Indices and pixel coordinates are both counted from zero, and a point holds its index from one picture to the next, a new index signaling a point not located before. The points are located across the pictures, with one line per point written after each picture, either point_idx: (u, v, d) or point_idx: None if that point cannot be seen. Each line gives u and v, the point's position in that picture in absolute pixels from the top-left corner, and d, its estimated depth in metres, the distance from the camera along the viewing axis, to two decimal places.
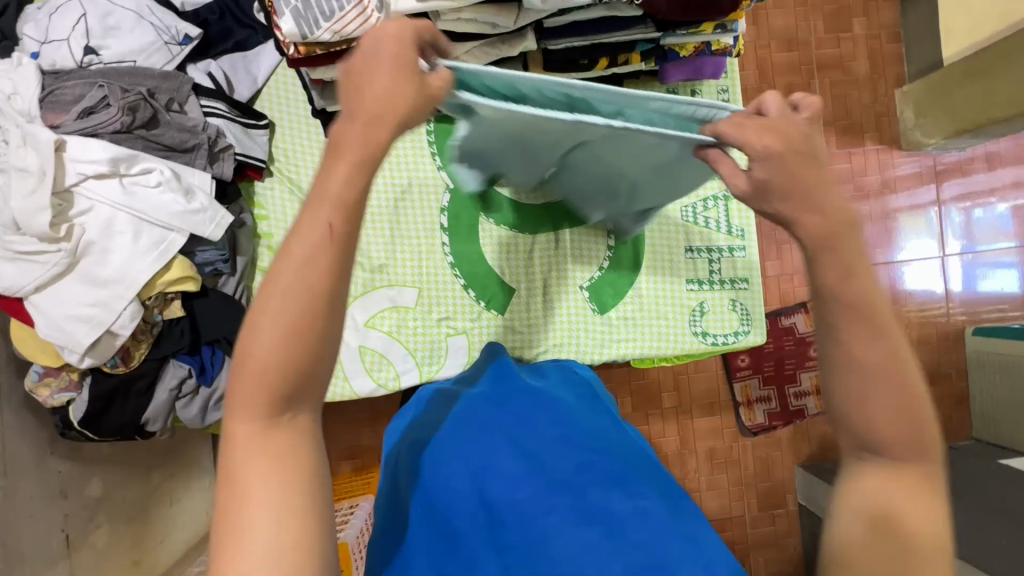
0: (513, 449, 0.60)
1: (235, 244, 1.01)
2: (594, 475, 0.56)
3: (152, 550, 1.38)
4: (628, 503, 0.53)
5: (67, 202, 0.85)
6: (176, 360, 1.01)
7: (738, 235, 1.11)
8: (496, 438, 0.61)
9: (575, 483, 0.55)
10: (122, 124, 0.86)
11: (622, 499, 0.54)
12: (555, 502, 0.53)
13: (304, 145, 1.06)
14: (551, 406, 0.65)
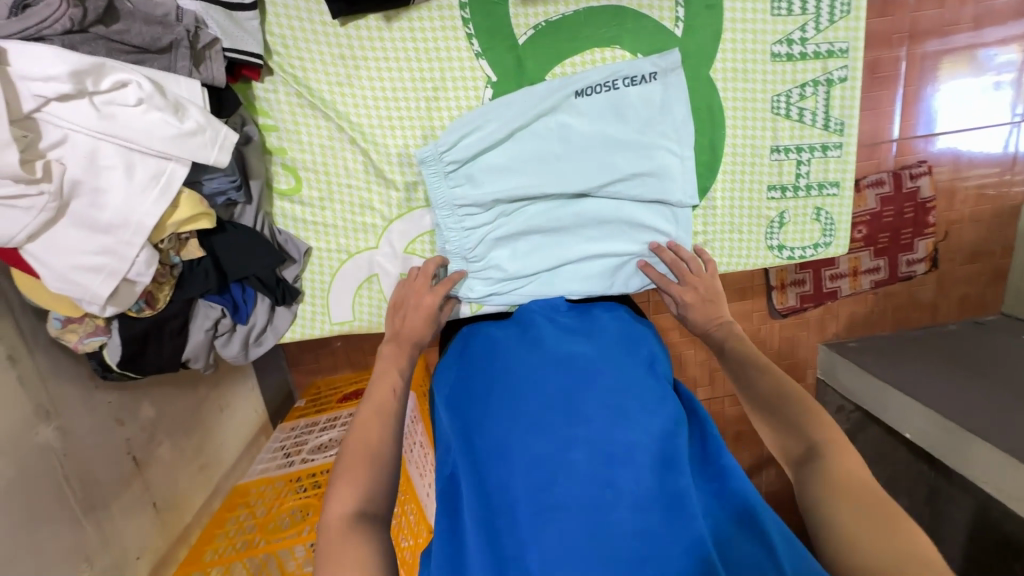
0: (565, 434, 0.73)
1: (245, 165, 0.85)
2: (640, 457, 0.71)
3: (214, 453, 1.46)
4: (669, 484, 0.69)
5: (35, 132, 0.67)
6: (205, 301, 0.91)
7: (835, 130, 0.93)
8: (552, 419, 0.74)
9: (624, 464, 0.70)
10: (72, 22, 0.65)
11: (665, 480, 0.69)
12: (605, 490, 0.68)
13: (306, 29, 0.83)
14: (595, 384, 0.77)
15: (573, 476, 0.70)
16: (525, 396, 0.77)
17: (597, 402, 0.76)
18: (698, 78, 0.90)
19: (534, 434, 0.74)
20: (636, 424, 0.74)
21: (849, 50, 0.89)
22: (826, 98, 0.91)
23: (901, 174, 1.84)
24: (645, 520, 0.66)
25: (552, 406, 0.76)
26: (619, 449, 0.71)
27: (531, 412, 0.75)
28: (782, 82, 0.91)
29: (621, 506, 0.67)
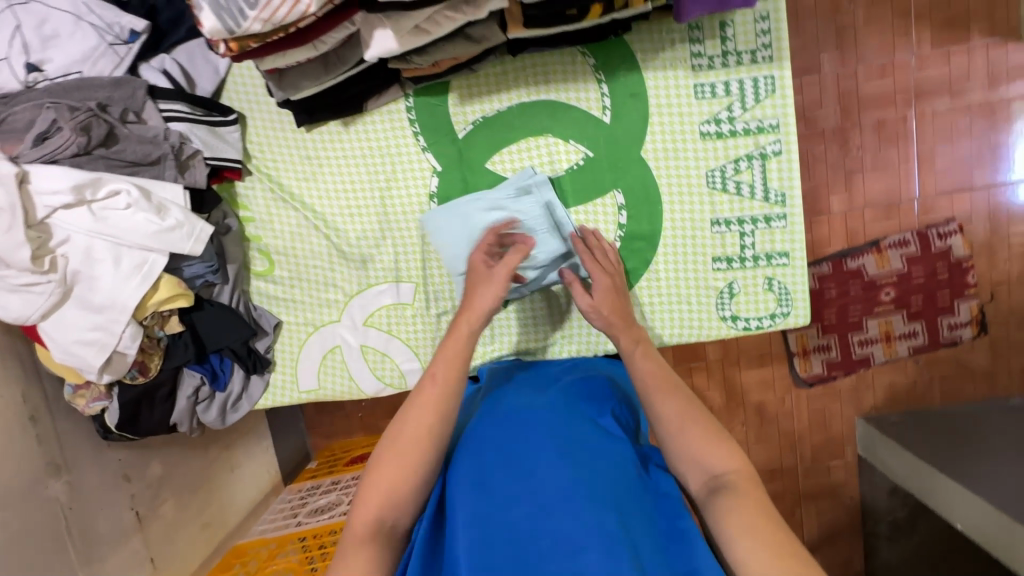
0: (503, 480, 0.70)
1: (224, 252, 0.98)
2: (579, 498, 0.66)
3: (217, 512, 1.54)
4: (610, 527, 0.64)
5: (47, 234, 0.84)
6: (189, 369, 1.03)
7: (777, 201, 0.93)
8: (491, 466, 0.72)
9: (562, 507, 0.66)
10: (79, 147, 0.82)
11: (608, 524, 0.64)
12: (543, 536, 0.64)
13: (278, 138, 0.98)
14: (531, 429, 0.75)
15: (514, 521, 0.66)
16: (472, 446, 0.76)
17: (534, 444, 0.74)
18: (630, 158, 0.95)
19: (476, 486, 0.70)
20: (572, 462, 0.71)
21: (780, 125, 0.91)
22: (762, 170, 0.92)
23: (927, 233, 1.72)
24: (586, 565, 0.61)
25: (494, 454, 0.73)
26: (558, 490, 0.68)
27: (475, 464, 0.73)
28: (715, 158, 0.93)
29: (561, 553, 0.62)
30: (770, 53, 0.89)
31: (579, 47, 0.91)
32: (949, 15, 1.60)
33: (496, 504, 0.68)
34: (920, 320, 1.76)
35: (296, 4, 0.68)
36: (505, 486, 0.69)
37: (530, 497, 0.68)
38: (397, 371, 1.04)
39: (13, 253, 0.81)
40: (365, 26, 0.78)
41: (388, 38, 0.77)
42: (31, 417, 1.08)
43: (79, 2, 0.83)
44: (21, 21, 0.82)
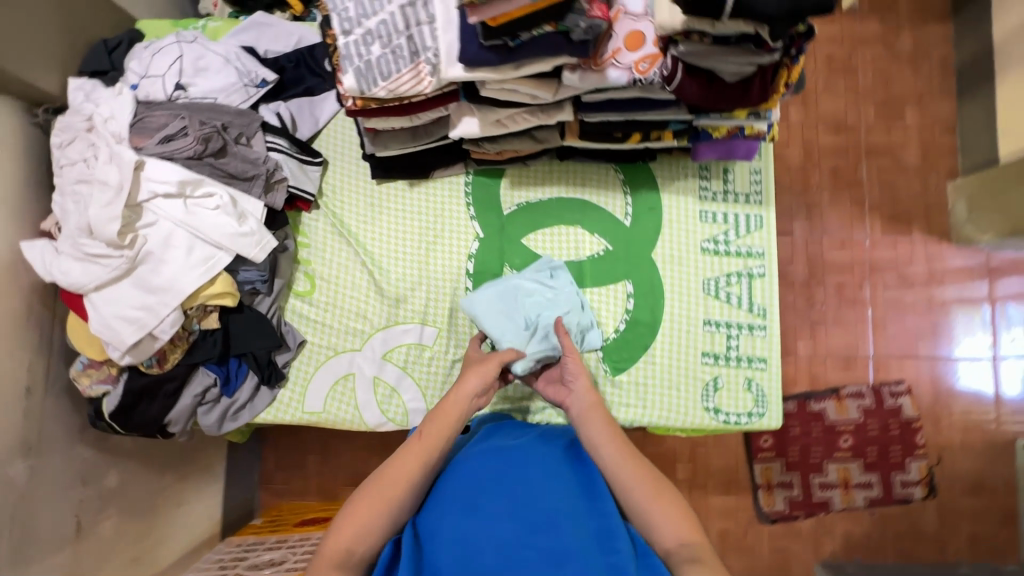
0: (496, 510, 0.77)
1: (276, 266, 1.09)
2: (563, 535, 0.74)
3: (151, 547, 1.43)
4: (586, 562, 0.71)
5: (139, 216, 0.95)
6: (204, 369, 1.07)
7: (759, 314, 1.10)
8: (485, 500, 0.79)
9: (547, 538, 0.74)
10: (195, 152, 0.97)
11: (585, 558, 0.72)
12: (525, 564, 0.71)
13: (352, 183, 1.15)
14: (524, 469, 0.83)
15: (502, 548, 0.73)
16: (462, 494, 0.80)
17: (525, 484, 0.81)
18: (643, 256, 1.13)
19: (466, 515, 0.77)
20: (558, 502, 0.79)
21: (765, 254, 1.11)
22: (749, 287, 1.11)
23: (882, 391, 1.91)
24: None
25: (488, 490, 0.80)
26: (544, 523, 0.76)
27: (467, 512, 0.77)
28: (712, 270, 1.12)
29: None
30: (760, 198, 1.13)
31: (614, 165, 1.14)
32: (894, 214, 1.98)
33: (481, 546, 0.73)
34: (874, 471, 1.87)
35: (417, 81, 0.88)
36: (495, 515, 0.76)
37: (520, 546, 0.73)
38: (402, 407, 1.10)
39: (106, 224, 0.91)
40: (455, 115, 0.99)
41: (472, 125, 0.98)
42: (26, 389, 1.07)
43: (231, 51, 1.05)
44: (182, 54, 1.02)
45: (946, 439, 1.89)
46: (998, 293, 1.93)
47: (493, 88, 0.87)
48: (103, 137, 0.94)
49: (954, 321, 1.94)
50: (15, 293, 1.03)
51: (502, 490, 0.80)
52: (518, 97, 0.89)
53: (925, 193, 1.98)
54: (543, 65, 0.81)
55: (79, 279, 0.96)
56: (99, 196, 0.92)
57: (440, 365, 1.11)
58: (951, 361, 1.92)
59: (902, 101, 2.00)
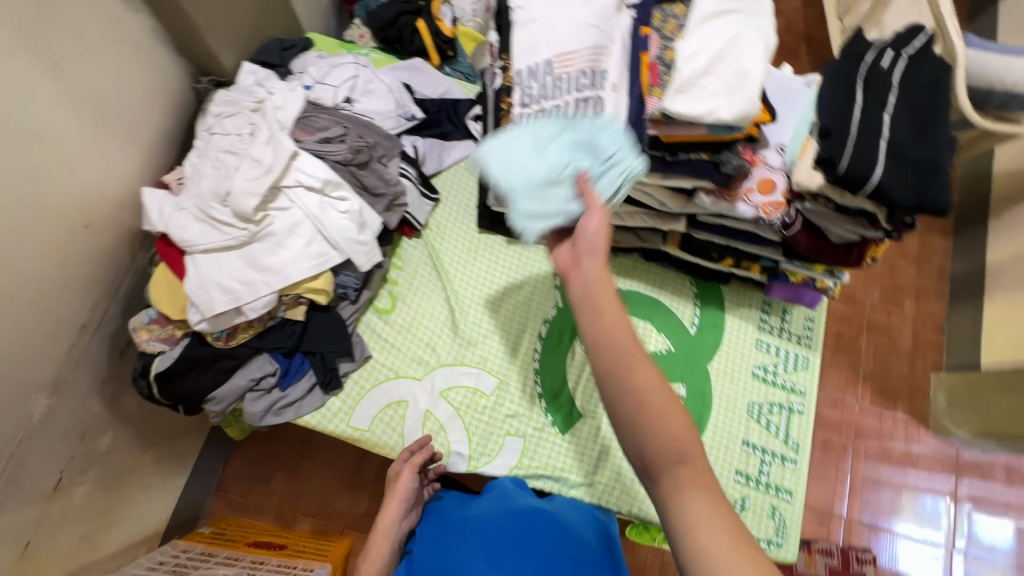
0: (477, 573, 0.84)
1: (369, 279, 1.13)
2: None
3: (101, 530, 1.30)
4: None
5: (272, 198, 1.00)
6: (268, 356, 1.07)
7: (792, 447, 1.18)
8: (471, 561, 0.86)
9: None
10: (343, 158, 1.04)
11: None
12: None
13: (456, 224, 1.23)
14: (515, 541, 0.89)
15: None
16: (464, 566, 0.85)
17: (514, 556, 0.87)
18: (699, 365, 1.21)
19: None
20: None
21: (806, 393, 1.21)
22: (787, 419, 1.20)
23: (849, 553, 1.89)
24: None
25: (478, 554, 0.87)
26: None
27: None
28: (757, 394, 1.21)
29: None
30: (810, 342, 1.25)
31: (690, 278, 1.26)
32: (883, 387, 2.08)
33: None
34: None
35: None
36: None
37: None
38: (445, 447, 1.11)
39: (246, 197, 0.96)
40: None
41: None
42: (81, 326, 1.04)
43: (395, 85, 1.17)
44: (357, 74, 1.13)
45: None
46: (958, 489, 1.96)
47: (633, 187, 0.99)
48: (269, 122, 1.01)
49: (912, 502, 1.96)
50: (115, 231, 1.04)
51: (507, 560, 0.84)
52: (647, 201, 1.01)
53: (912, 376, 2.09)
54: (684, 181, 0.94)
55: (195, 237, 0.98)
56: (247, 170, 0.98)
57: (491, 414, 1.13)
58: (887, 534, 1.92)
59: (905, 291, 2.18)
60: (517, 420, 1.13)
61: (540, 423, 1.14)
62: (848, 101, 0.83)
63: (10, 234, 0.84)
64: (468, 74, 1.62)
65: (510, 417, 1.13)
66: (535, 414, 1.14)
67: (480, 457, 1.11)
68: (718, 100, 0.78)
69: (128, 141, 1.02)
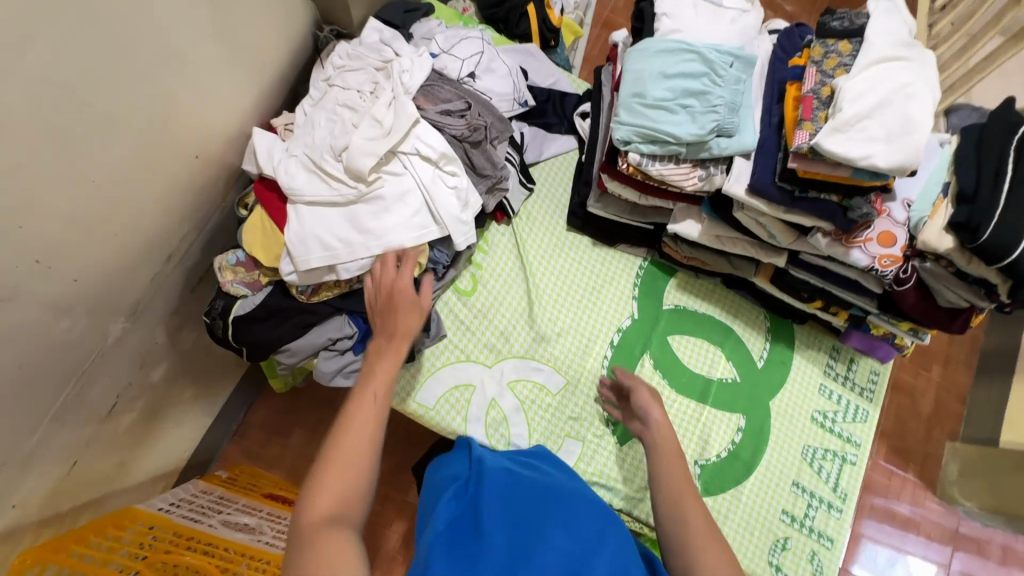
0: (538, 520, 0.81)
1: (457, 259, 1.11)
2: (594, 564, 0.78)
3: (133, 460, 1.28)
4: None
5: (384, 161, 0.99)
6: (347, 318, 1.06)
7: (840, 496, 1.18)
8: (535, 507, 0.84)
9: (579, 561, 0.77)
10: (460, 134, 1.02)
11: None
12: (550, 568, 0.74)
13: (545, 218, 1.22)
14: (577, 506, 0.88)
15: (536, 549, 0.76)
16: (503, 516, 0.80)
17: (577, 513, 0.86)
18: (761, 400, 1.21)
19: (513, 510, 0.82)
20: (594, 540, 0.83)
21: (861, 445, 1.22)
22: (839, 468, 1.20)
23: None
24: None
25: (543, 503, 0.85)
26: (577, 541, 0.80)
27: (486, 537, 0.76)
28: (813, 439, 1.21)
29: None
30: (872, 396, 1.25)
31: (765, 312, 1.26)
32: (899, 447, 2.00)
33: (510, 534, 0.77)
34: None
35: (689, 177, 0.97)
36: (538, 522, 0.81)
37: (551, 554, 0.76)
38: (504, 438, 1.10)
39: (363, 156, 0.94)
40: (679, 215, 1.09)
41: (692, 227, 1.08)
42: (168, 256, 1.02)
43: (515, 69, 1.16)
44: (482, 51, 1.11)
45: None
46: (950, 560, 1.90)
47: (746, 214, 0.98)
48: (394, 84, 0.99)
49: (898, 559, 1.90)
50: (216, 166, 1.02)
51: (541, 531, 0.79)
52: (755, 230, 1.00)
53: (927, 441, 2.01)
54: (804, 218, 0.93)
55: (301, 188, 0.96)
56: (368, 130, 0.96)
57: (554, 412, 1.13)
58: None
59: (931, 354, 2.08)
60: (578, 423, 1.13)
61: (601, 430, 1.13)
62: (996, 167, 0.83)
63: (133, 153, 0.82)
64: (563, 66, 1.59)
65: (572, 419, 1.13)
66: (597, 420, 1.14)
67: None
68: (874, 144, 0.78)
69: (246, 76, 1.00)
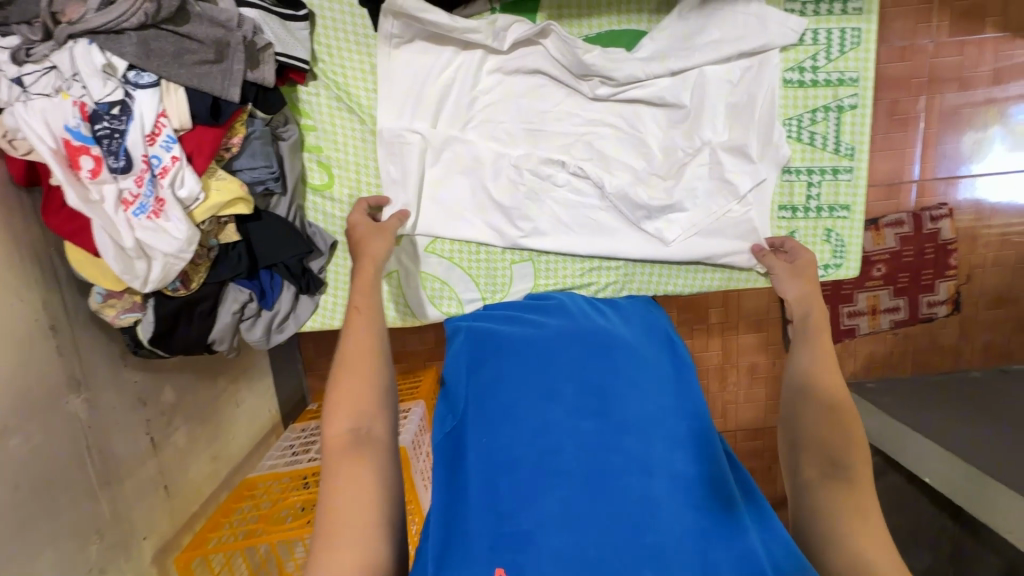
0: (567, 395, 0.66)
1: (283, 161, 0.93)
2: (591, 450, 0.60)
3: (226, 446, 1.48)
4: (594, 480, 0.58)
5: (78, 107, 0.76)
6: (235, 284, 0.97)
7: (846, 154, 0.97)
8: (567, 377, 0.68)
9: (581, 463, 0.59)
10: (146, 15, 0.74)
11: (611, 486, 0.58)
12: (541, 474, 0.59)
13: (349, 41, 0.92)
14: (632, 401, 0.65)
15: (565, 494, 0.57)
16: (492, 408, 0.65)
17: (633, 404, 0.65)
18: (714, 101, 0.94)
19: (536, 428, 0.62)
20: (648, 424, 0.63)
21: (860, 79, 0.94)
22: (837, 123, 0.96)
23: (922, 215, 1.92)
24: (569, 503, 0.57)
25: (576, 385, 0.67)
26: (623, 431, 0.62)
27: (491, 395, 0.67)
28: (793, 106, 0.95)
29: (550, 485, 0.58)
30: (861, 5, 0.91)
31: None
32: (895, 84, 1.83)
33: (521, 414, 0.64)
34: (904, 296, 1.97)
35: None
36: (545, 429, 0.62)
37: (557, 428, 0.62)
38: (455, 300, 1.02)
39: (59, 120, 0.75)
40: (508, 47, 0.92)
41: (527, 25, 0.89)
42: (52, 327, 1.00)
43: None
44: None
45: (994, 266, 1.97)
46: None
47: (555, 37, 0.90)
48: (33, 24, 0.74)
49: (1000, 132, 1.87)
50: None
51: (559, 371, 0.68)
52: (547, 85, 0.95)
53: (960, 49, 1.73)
54: (644, 91, 0.94)
55: (177, 188, 0.81)
56: (44, 89, 0.75)
57: (487, 248, 1.01)
58: (966, 178, 1.91)
59: None
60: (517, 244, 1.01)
61: None
62: None
63: None
64: None
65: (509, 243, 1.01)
66: None
67: (494, 296, 1.02)
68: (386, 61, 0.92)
69: None
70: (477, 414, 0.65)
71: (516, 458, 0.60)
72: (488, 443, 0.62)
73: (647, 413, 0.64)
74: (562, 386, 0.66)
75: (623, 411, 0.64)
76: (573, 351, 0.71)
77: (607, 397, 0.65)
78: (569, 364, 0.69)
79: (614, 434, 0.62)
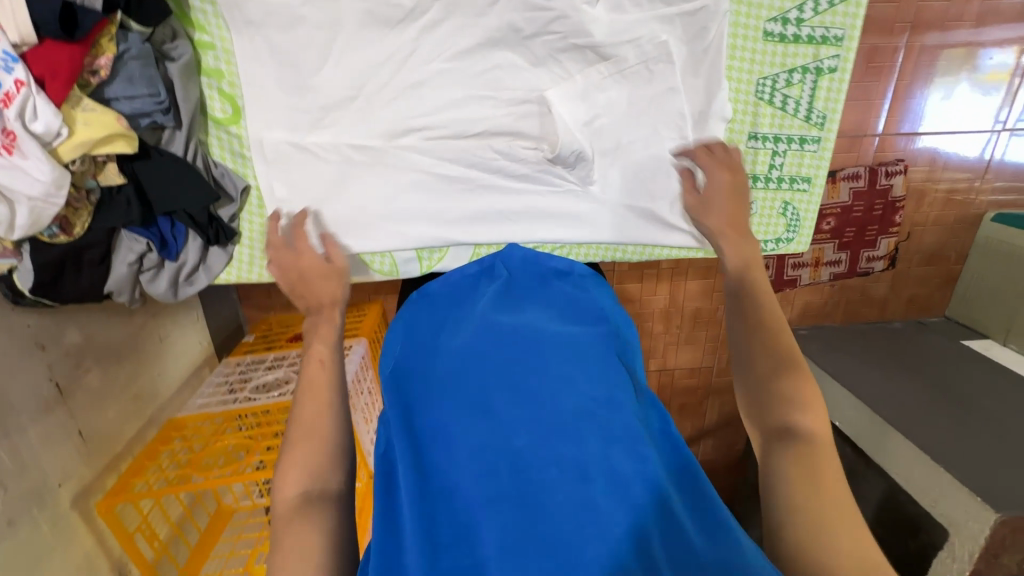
0: (499, 399, 0.61)
1: (174, 87, 0.78)
2: (526, 459, 0.56)
3: (150, 384, 1.40)
4: (531, 494, 0.53)
5: None
6: (129, 232, 0.85)
7: (817, 123, 0.90)
8: (501, 379, 0.63)
9: (516, 476, 0.55)
10: None
11: (548, 498, 0.53)
12: (474, 491, 0.54)
13: None
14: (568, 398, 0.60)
15: (499, 512, 0.53)
16: (425, 423, 0.61)
17: (570, 401, 0.60)
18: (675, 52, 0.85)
19: (468, 441, 0.58)
20: (586, 421, 0.59)
21: (844, 37, 0.85)
22: (813, 87, 0.88)
23: (877, 169, 1.91)
24: (505, 521, 0.52)
25: (508, 387, 0.62)
26: (558, 433, 0.57)
27: (425, 409, 0.62)
28: (771, 64, 0.87)
29: (484, 504, 0.53)
30: None
31: None
32: (878, 27, 1.72)
33: (453, 427, 0.59)
34: (847, 250, 2.01)
35: None
36: (479, 440, 0.58)
37: (491, 438, 0.57)
38: (388, 256, 0.97)
39: None
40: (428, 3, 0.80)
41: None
42: None
43: None
44: None
45: (935, 225, 2.02)
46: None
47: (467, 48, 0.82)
48: None
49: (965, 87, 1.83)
50: None
51: (491, 374, 0.63)
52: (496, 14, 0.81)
53: None
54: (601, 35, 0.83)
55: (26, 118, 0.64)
56: None
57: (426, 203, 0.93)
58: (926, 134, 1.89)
59: None
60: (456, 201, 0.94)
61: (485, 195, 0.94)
62: None
63: None
64: None
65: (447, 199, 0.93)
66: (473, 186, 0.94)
67: (430, 254, 0.98)
68: None
69: None
70: (409, 433, 0.61)
71: (450, 478, 0.56)
72: (422, 462, 0.58)
73: (585, 410, 0.60)
74: (493, 390, 0.61)
75: (557, 413, 0.59)
76: (507, 347, 0.66)
77: (540, 398, 0.61)
78: (500, 363, 0.64)
79: (550, 438, 0.57)
